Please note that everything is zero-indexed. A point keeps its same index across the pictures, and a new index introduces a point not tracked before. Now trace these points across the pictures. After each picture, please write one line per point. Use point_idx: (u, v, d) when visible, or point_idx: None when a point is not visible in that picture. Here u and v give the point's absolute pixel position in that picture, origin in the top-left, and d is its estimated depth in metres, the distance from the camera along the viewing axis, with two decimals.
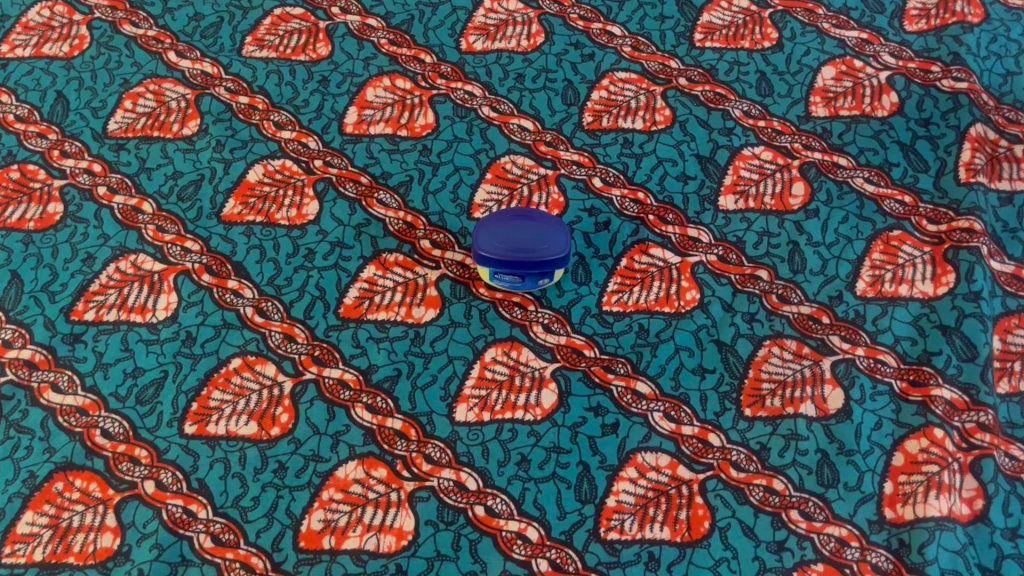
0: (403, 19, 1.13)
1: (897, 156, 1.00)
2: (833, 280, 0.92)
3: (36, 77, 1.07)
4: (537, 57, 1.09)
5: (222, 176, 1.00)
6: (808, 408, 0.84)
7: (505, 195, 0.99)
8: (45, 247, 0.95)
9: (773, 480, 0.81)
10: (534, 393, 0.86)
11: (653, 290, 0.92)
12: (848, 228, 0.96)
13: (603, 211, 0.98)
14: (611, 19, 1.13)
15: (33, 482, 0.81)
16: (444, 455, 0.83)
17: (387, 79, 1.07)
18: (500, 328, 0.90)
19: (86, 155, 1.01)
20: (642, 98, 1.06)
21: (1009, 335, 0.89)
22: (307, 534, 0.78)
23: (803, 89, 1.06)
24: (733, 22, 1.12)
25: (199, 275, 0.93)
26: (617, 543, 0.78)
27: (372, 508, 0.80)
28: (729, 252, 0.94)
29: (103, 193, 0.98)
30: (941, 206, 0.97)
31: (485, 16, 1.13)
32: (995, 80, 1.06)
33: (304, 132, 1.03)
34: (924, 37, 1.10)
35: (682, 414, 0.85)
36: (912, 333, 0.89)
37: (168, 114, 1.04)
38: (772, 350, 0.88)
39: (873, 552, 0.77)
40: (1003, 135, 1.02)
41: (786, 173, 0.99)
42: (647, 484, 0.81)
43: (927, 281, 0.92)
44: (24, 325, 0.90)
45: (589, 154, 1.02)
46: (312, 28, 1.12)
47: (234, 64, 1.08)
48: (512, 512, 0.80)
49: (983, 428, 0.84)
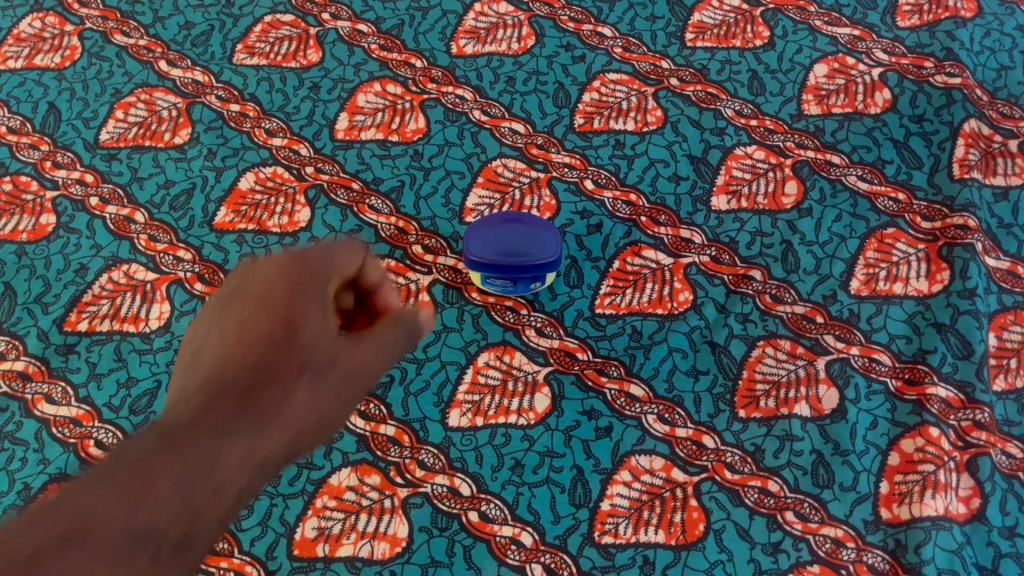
0: (393, 23, 1.13)
1: (891, 153, 1.00)
2: (826, 279, 0.92)
3: (27, 89, 1.07)
4: (528, 59, 1.09)
5: (214, 184, 1.00)
6: (803, 408, 0.84)
7: (496, 199, 0.99)
8: (39, 258, 0.95)
9: (768, 482, 0.81)
10: (526, 398, 0.86)
11: (646, 291, 0.92)
12: (841, 226, 0.95)
13: (595, 213, 0.98)
14: (602, 20, 1.12)
15: (28, 494, 0.81)
16: (437, 461, 0.83)
17: (377, 85, 1.07)
18: (493, 332, 0.90)
19: (79, 165, 1.01)
20: (633, 99, 1.05)
21: (1004, 332, 0.88)
22: (301, 542, 0.79)
23: (795, 87, 1.05)
24: (724, 21, 1.12)
25: (191, 284, 0.93)
26: (611, 547, 0.78)
27: (366, 516, 0.80)
28: (721, 252, 0.94)
29: (95, 203, 0.98)
30: (935, 203, 0.96)
31: (475, 19, 1.13)
32: (989, 74, 1.05)
33: (294, 139, 1.03)
34: (916, 32, 1.09)
35: (675, 416, 0.84)
36: (906, 331, 0.88)
37: (159, 123, 1.04)
38: (766, 350, 0.88)
39: (869, 552, 0.77)
40: (997, 130, 1.01)
41: (778, 172, 0.99)
42: (641, 487, 0.81)
43: (921, 279, 0.91)
44: (17, 337, 0.90)
45: (580, 156, 1.01)
46: (302, 34, 1.12)
47: (225, 71, 1.08)
48: (506, 517, 0.80)
49: (979, 427, 0.83)
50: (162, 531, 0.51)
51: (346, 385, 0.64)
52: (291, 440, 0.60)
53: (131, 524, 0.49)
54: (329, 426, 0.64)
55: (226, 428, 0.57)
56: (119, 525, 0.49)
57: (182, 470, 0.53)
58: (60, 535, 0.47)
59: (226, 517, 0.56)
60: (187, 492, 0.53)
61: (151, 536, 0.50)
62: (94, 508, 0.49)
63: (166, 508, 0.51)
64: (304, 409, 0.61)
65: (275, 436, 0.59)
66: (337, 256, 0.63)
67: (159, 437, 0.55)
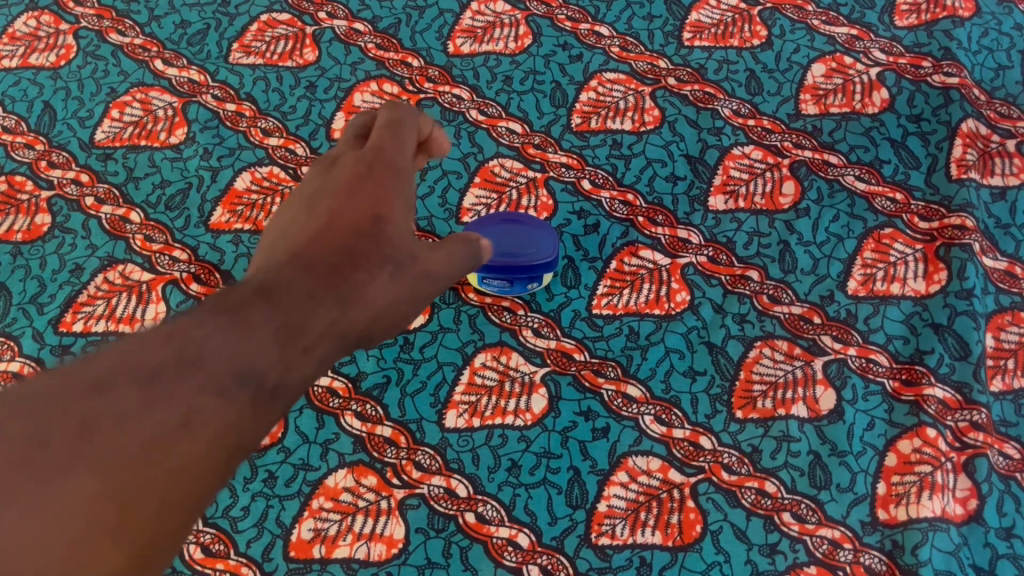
0: (390, 22, 1.12)
1: (888, 153, 0.99)
2: (824, 279, 0.92)
3: (23, 88, 1.07)
4: (525, 58, 1.09)
5: (210, 184, 1.00)
6: (800, 409, 0.84)
7: (493, 199, 0.98)
8: (34, 259, 0.94)
9: (765, 483, 0.81)
10: (523, 399, 0.85)
11: (643, 292, 0.92)
12: (839, 226, 0.95)
13: (592, 213, 0.97)
14: (599, 19, 1.12)
15: None
16: (434, 462, 0.82)
17: (374, 84, 1.07)
18: (490, 332, 0.90)
19: (74, 165, 1.00)
20: (630, 99, 1.05)
21: (1002, 333, 0.88)
22: (297, 543, 0.79)
23: (792, 87, 1.05)
24: (722, 20, 1.11)
25: (187, 284, 0.93)
26: (608, 548, 0.78)
27: (362, 517, 0.80)
28: (719, 253, 0.94)
29: (91, 203, 0.98)
30: (932, 203, 0.96)
31: (472, 18, 1.12)
32: (987, 74, 1.05)
33: (291, 139, 1.03)
34: (914, 31, 1.08)
35: (673, 417, 0.84)
36: (904, 332, 0.88)
37: (155, 123, 1.04)
38: (764, 351, 0.87)
39: (866, 554, 0.78)
40: (995, 130, 1.01)
41: (775, 172, 0.99)
42: (638, 488, 0.81)
43: (919, 279, 0.91)
44: (12, 338, 0.90)
45: (577, 156, 1.01)
46: (298, 33, 1.11)
47: (221, 71, 1.08)
48: (502, 518, 0.80)
49: (976, 428, 0.83)
50: (262, 372, 0.52)
51: (419, 280, 0.68)
52: (375, 317, 0.62)
53: (237, 358, 0.51)
54: (406, 313, 0.66)
55: (316, 294, 0.57)
56: (228, 359, 0.50)
57: (279, 321, 0.54)
58: (176, 356, 0.49)
59: (315, 372, 0.56)
60: (285, 340, 0.54)
61: (253, 377, 0.51)
62: (206, 340, 0.51)
63: (266, 351, 0.52)
64: (386, 292, 0.63)
65: (361, 310, 0.60)
66: (403, 150, 0.74)
67: (262, 287, 0.56)
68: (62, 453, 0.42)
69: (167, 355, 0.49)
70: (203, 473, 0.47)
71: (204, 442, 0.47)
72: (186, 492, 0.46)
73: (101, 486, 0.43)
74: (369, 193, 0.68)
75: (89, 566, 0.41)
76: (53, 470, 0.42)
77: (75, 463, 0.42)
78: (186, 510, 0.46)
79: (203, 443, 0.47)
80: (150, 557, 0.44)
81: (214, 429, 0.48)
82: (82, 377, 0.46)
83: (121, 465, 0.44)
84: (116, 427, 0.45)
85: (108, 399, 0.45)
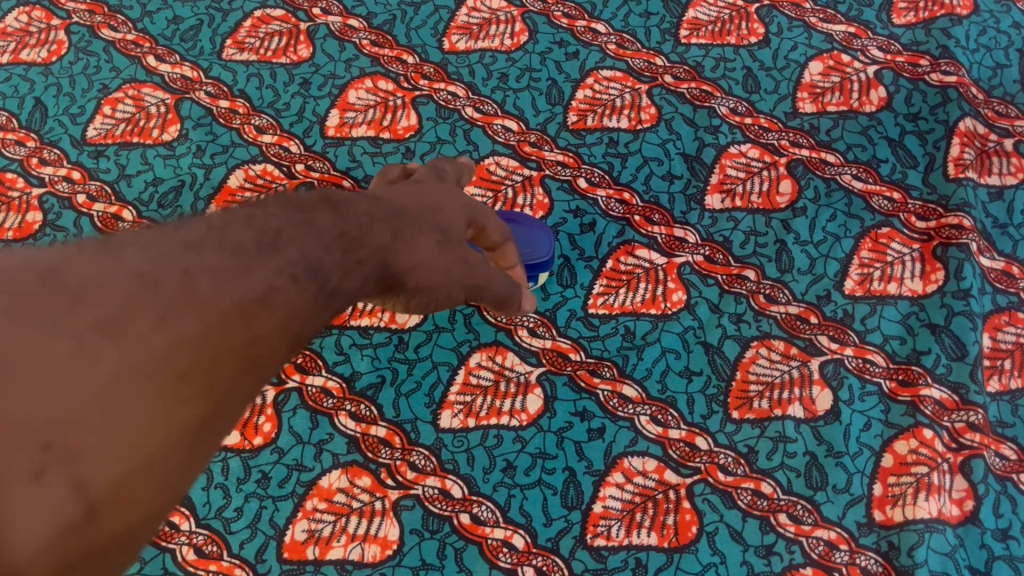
0: (385, 19, 1.11)
1: (886, 152, 0.99)
2: (820, 279, 0.91)
3: (13, 84, 1.06)
4: (521, 56, 1.08)
5: (203, 182, 0.99)
6: (796, 410, 0.84)
7: (488, 198, 0.98)
8: None
9: (761, 483, 0.80)
10: (519, 399, 0.85)
11: (639, 291, 0.91)
12: (836, 226, 0.95)
13: (588, 212, 0.97)
14: (596, 16, 1.11)
15: None
16: (429, 463, 0.82)
17: (369, 81, 1.06)
18: (485, 332, 0.89)
19: (65, 162, 1.00)
20: (627, 97, 1.04)
21: (999, 333, 0.88)
22: (291, 544, 0.78)
23: (790, 85, 1.05)
24: (719, 17, 1.10)
25: None
26: (603, 549, 0.78)
27: (356, 518, 0.79)
28: (715, 252, 0.93)
29: (82, 201, 0.97)
30: (930, 203, 0.95)
31: (468, 15, 1.11)
32: (984, 73, 1.04)
33: (285, 136, 1.02)
34: (912, 30, 1.07)
35: (668, 418, 0.84)
36: (900, 332, 0.88)
37: (147, 119, 1.03)
38: (760, 351, 0.87)
39: (862, 555, 0.77)
40: (992, 129, 1.00)
41: (772, 171, 0.98)
42: (633, 489, 0.80)
43: (916, 279, 0.91)
44: None
45: (574, 154, 1.01)
46: (292, 29, 1.10)
47: (215, 67, 1.07)
48: (497, 519, 0.79)
49: (973, 428, 0.83)
50: (327, 273, 0.52)
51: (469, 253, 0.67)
52: (417, 264, 0.60)
53: (307, 254, 0.51)
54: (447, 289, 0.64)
55: (378, 217, 0.59)
56: (299, 253, 0.51)
57: (342, 231, 0.55)
58: (257, 240, 0.50)
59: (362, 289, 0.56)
60: (345, 249, 0.54)
61: (319, 274, 0.51)
62: (284, 232, 0.52)
63: (330, 252, 0.53)
64: (439, 245, 0.62)
65: (407, 250, 0.59)
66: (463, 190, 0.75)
67: (324, 206, 0.57)
68: (170, 295, 0.43)
69: (254, 236, 0.50)
70: (273, 351, 0.47)
71: (278, 322, 0.47)
72: (258, 362, 0.46)
73: (200, 331, 0.43)
74: (415, 185, 0.69)
75: (177, 404, 0.40)
76: (165, 306, 0.42)
77: (180, 306, 0.42)
78: (255, 385, 0.46)
79: (278, 321, 0.47)
80: (218, 421, 0.43)
81: (285, 313, 0.48)
82: (180, 241, 0.47)
83: (218, 316, 0.44)
84: (215, 283, 0.45)
85: (202, 258, 0.46)
